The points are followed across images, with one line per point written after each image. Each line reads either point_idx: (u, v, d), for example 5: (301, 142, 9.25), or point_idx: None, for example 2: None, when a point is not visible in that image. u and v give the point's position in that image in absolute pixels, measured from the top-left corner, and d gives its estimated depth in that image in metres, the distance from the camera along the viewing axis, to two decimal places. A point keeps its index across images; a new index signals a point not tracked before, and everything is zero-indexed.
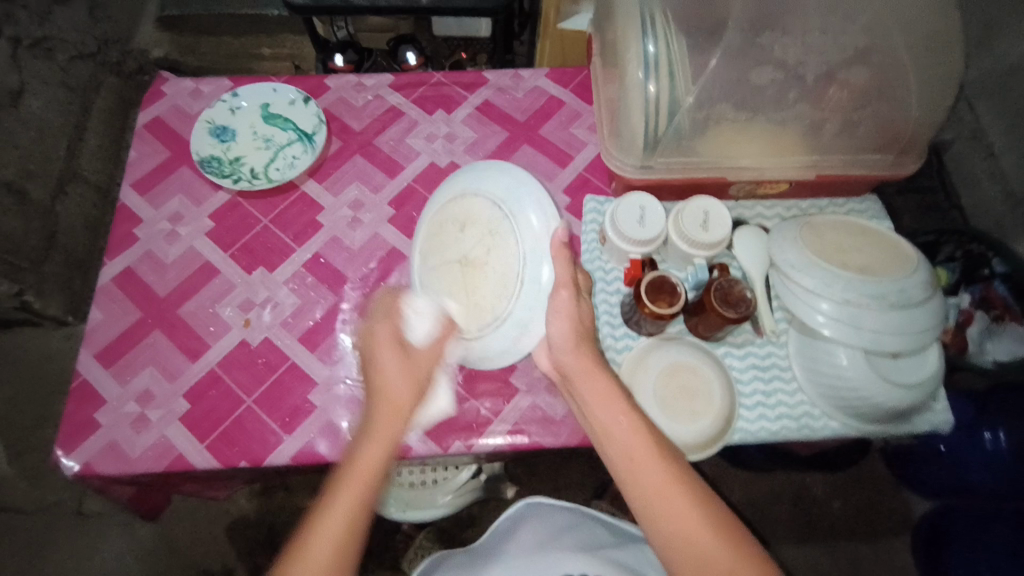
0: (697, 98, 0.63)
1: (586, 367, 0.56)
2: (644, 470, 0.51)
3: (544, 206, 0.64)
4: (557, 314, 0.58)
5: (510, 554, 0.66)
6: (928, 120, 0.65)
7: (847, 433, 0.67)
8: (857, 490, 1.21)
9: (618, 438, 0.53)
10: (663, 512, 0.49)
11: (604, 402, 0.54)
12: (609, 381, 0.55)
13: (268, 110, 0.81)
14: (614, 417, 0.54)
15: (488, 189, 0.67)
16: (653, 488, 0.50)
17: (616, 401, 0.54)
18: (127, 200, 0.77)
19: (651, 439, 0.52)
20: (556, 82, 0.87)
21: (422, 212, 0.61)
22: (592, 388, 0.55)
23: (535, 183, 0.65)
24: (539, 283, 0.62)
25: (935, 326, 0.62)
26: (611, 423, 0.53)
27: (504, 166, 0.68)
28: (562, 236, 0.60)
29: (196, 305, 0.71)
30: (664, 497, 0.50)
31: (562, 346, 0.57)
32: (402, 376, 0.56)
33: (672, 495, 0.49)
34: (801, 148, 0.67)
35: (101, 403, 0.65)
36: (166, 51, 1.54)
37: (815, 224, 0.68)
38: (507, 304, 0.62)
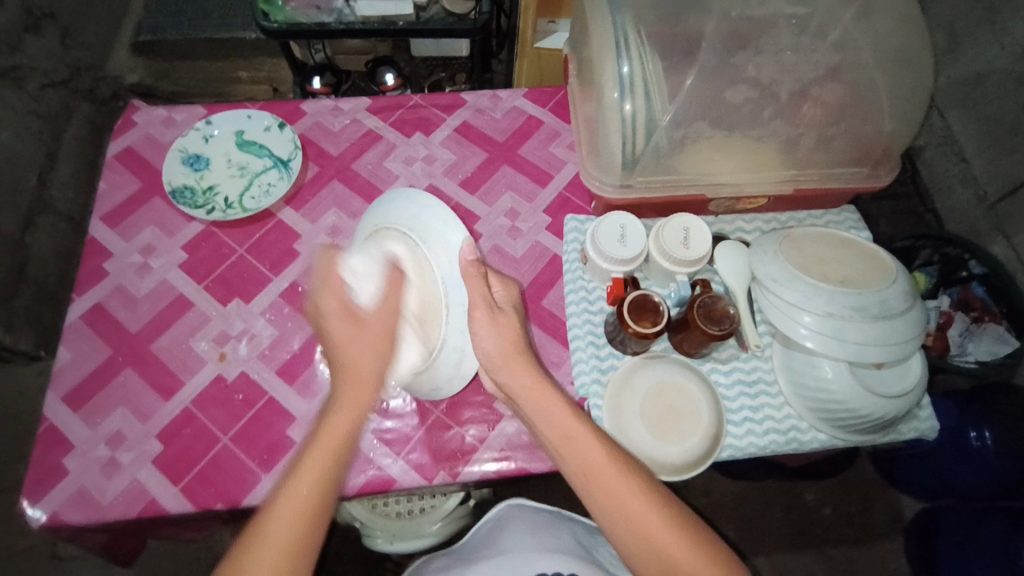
0: (673, 117, 0.63)
1: (529, 387, 0.55)
2: (606, 485, 0.50)
3: (449, 224, 0.61)
4: (479, 337, 0.57)
5: (488, 554, 0.65)
6: (901, 133, 0.66)
7: (834, 444, 0.67)
8: (848, 495, 1.20)
9: (575, 455, 0.52)
10: (629, 525, 0.49)
11: (556, 420, 0.54)
12: (555, 397, 0.55)
13: (242, 137, 0.79)
14: (569, 435, 0.53)
15: (392, 219, 0.64)
16: (614, 501, 0.50)
17: (569, 417, 0.54)
18: (96, 233, 0.75)
19: (610, 453, 0.52)
20: (535, 101, 0.87)
21: (350, 259, 0.60)
22: (541, 406, 0.54)
23: (439, 203, 0.62)
24: (461, 304, 0.60)
25: (917, 336, 0.62)
26: (564, 442, 0.53)
27: (410, 192, 0.64)
28: (470, 256, 0.58)
29: (169, 340, 0.69)
30: (625, 510, 0.49)
31: (494, 363, 0.56)
32: (342, 408, 0.53)
33: (631, 499, 0.49)
34: (779, 163, 0.68)
35: (70, 447, 0.63)
36: (140, 77, 1.51)
37: (794, 236, 0.68)
38: (438, 332, 0.60)
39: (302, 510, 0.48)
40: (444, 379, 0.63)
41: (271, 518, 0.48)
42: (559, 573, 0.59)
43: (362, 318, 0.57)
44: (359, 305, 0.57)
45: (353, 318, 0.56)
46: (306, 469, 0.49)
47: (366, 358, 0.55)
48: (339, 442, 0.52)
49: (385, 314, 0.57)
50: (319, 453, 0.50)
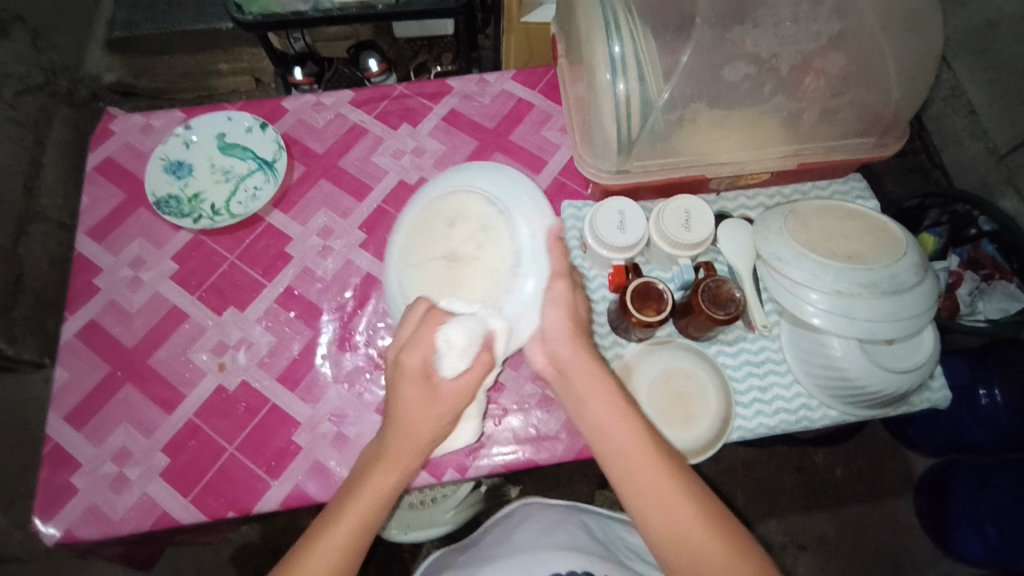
0: (670, 97, 0.60)
1: (581, 359, 0.55)
2: (643, 469, 0.49)
3: (538, 202, 0.65)
4: (553, 301, 0.58)
5: (503, 554, 0.64)
6: (908, 100, 0.63)
7: (845, 420, 0.66)
8: (858, 456, 1.20)
9: (614, 437, 0.50)
10: (666, 516, 0.47)
11: (597, 398, 0.53)
12: (604, 377, 0.54)
13: (225, 140, 0.77)
14: (612, 415, 0.51)
15: (477, 184, 0.66)
16: (655, 489, 0.48)
17: (612, 398, 0.52)
18: (84, 248, 0.74)
19: (651, 438, 0.50)
20: (523, 83, 0.83)
21: (447, 326, 0.54)
22: (589, 385, 0.53)
23: (530, 183, 0.66)
24: (525, 294, 0.59)
25: (928, 308, 0.60)
26: (607, 424, 0.51)
27: (495, 166, 0.68)
28: (557, 232, 0.63)
29: (168, 352, 0.68)
30: (665, 499, 0.47)
31: (557, 334, 0.56)
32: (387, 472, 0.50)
33: (667, 490, 0.48)
34: (781, 138, 0.65)
35: (77, 466, 0.62)
36: (119, 75, 1.47)
37: (800, 211, 0.66)
38: (499, 299, 0.59)
39: (336, 564, 0.46)
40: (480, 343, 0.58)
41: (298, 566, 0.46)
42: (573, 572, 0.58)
43: (438, 390, 0.52)
44: (439, 372, 0.52)
45: (430, 388, 0.52)
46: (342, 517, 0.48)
47: (423, 434, 0.51)
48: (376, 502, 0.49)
49: (462, 388, 0.52)
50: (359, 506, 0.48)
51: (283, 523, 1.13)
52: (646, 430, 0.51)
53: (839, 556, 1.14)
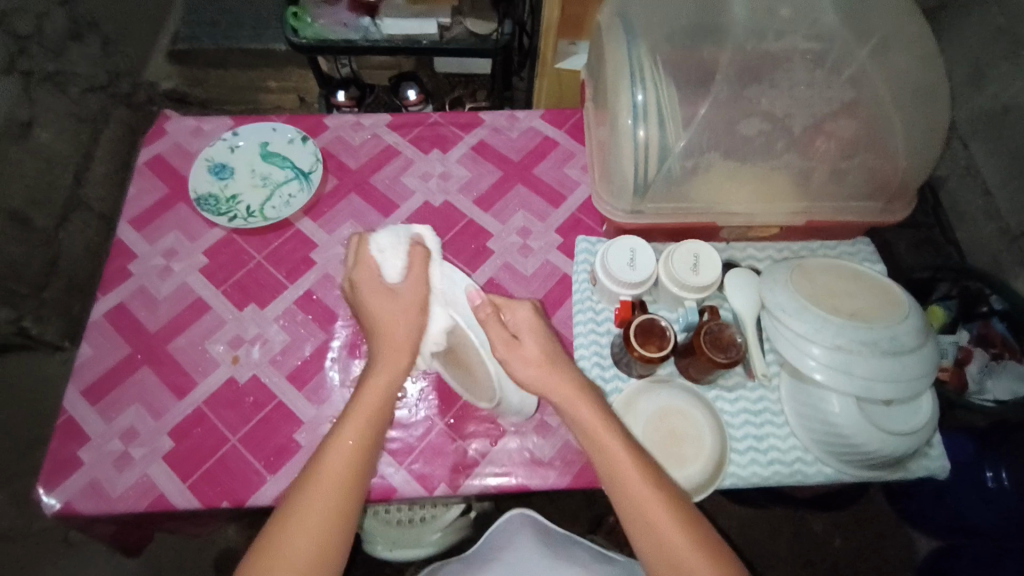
0: (686, 145, 0.64)
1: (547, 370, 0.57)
2: (652, 517, 0.50)
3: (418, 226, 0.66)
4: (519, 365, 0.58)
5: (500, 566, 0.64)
6: (916, 169, 0.66)
7: (840, 479, 0.66)
8: (859, 528, 1.17)
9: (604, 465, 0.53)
10: (654, 541, 0.50)
11: (607, 441, 0.53)
12: (609, 421, 0.55)
13: (267, 148, 0.82)
14: (601, 445, 0.53)
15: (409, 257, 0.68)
16: (645, 514, 0.50)
17: (604, 426, 0.54)
18: (123, 236, 0.78)
19: (643, 468, 0.52)
20: (551, 122, 0.88)
21: (376, 235, 0.64)
22: (574, 408, 0.55)
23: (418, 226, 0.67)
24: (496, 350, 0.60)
25: (928, 372, 0.61)
26: (605, 463, 0.53)
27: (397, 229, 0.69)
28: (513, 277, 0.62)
29: (187, 340, 0.71)
30: (656, 526, 0.50)
31: (533, 359, 0.57)
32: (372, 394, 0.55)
33: (676, 539, 0.49)
34: (792, 195, 0.68)
35: (85, 440, 0.65)
36: (175, 84, 1.57)
37: (806, 266, 0.68)
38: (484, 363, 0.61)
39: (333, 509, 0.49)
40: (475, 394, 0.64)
41: (297, 512, 0.49)
42: None
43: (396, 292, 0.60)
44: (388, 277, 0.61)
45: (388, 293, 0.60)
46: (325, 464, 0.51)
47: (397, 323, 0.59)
48: (368, 427, 0.54)
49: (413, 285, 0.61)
50: (352, 423, 0.53)
51: None
52: (640, 459, 0.53)
53: None
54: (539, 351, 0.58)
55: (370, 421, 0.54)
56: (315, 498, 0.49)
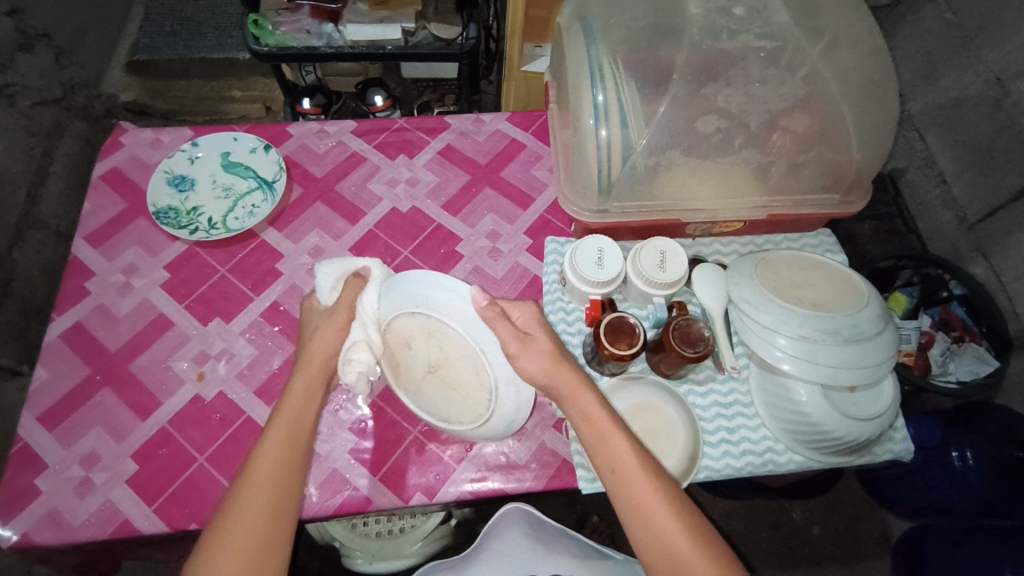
0: (648, 143, 0.65)
1: (552, 360, 0.58)
2: (656, 522, 0.50)
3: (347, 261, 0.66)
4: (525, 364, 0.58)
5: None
6: (870, 161, 0.68)
7: (810, 466, 0.67)
8: (834, 513, 1.20)
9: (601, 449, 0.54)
10: (657, 545, 0.50)
11: (615, 443, 0.54)
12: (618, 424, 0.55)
13: (229, 159, 0.81)
14: (598, 430, 0.55)
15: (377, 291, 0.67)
16: (637, 499, 0.51)
17: (601, 412, 0.56)
18: (79, 253, 0.76)
19: (637, 453, 0.53)
20: (517, 125, 0.88)
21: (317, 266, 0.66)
22: (572, 395, 0.57)
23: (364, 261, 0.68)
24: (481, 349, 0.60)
25: (888, 358, 0.63)
26: (608, 467, 0.53)
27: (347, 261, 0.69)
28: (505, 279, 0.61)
29: (149, 359, 0.69)
30: (647, 510, 0.51)
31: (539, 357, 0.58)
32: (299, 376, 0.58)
33: (680, 543, 0.49)
34: (752, 190, 0.69)
35: (43, 467, 0.62)
36: (135, 95, 1.53)
37: (769, 259, 0.70)
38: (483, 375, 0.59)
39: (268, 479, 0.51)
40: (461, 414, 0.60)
41: (251, 477, 0.51)
42: None
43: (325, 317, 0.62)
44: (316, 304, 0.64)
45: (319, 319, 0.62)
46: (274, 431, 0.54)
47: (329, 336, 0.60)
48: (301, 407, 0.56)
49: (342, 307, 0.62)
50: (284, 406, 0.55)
51: None
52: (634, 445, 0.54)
53: None
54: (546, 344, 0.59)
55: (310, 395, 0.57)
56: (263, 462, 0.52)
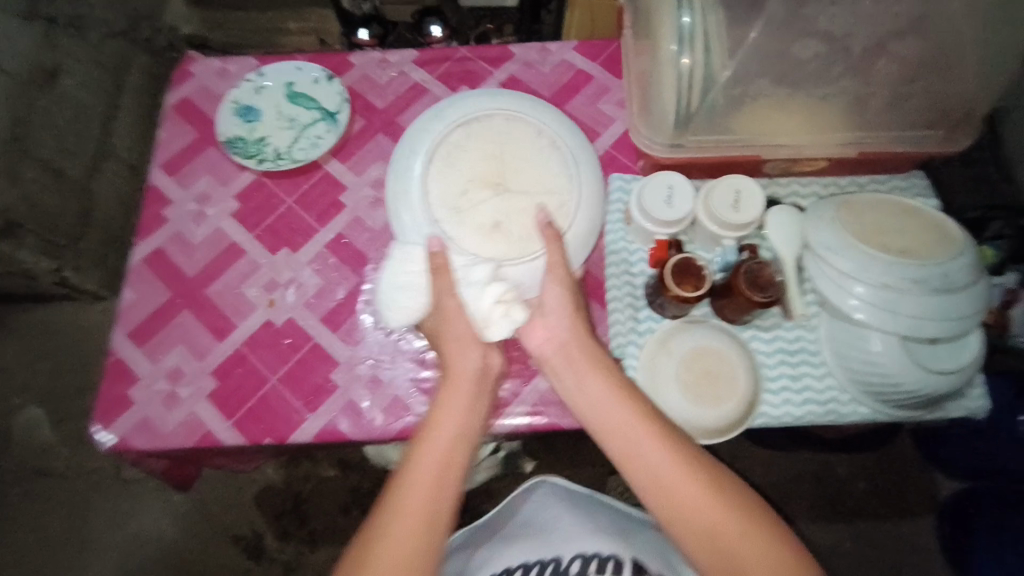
0: (733, 73, 0.60)
1: (576, 328, 0.57)
2: (641, 462, 0.48)
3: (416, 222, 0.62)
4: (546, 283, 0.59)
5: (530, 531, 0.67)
6: (987, 94, 0.61)
7: (875, 419, 0.65)
8: (883, 469, 1.17)
9: (621, 440, 0.50)
10: (652, 480, 0.48)
11: (589, 384, 0.53)
12: (588, 363, 0.55)
13: (293, 89, 0.80)
14: (611, 420, 0.51)
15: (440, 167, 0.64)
16: (674, 496, 0.47)
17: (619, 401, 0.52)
18: (157, 181, 0.78)
19: (646, 424, 0.50)
20: (586, 55, 0.83)
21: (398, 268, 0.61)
22: (587, 381, 0.54)
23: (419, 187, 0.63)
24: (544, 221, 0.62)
25: (977, 311, 0.58)
26: (595, 411, 0.52)
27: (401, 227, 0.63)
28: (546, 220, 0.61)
29: (223, 285, 0.72)
30: (688, 505, 0.46)
31: (553, 310, 0.58)
32: (462, 350, 0.56)
33: (671, 478, 0.47)
34: (845, 124, 0.64)
35: (134, 379, 0.68)
36: (195, 28, 1.51)
37: (853, 202, 0.65)
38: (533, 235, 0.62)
39: (443, 462, 0.49)
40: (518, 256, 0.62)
41: (416, 462, 0.48)
42: (599, 553, 0.59)
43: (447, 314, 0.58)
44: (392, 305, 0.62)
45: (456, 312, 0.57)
46: (446, 409, 0.52)
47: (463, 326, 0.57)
48: (469, 383, 0.54)
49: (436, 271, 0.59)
50: (450, 384, 0.54)
51: (307, 468, 1.19)
52: (663, 438, 0.49)
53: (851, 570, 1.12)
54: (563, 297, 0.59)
55: (477, 379, 0.55)
56: (434, 447, 0.49)
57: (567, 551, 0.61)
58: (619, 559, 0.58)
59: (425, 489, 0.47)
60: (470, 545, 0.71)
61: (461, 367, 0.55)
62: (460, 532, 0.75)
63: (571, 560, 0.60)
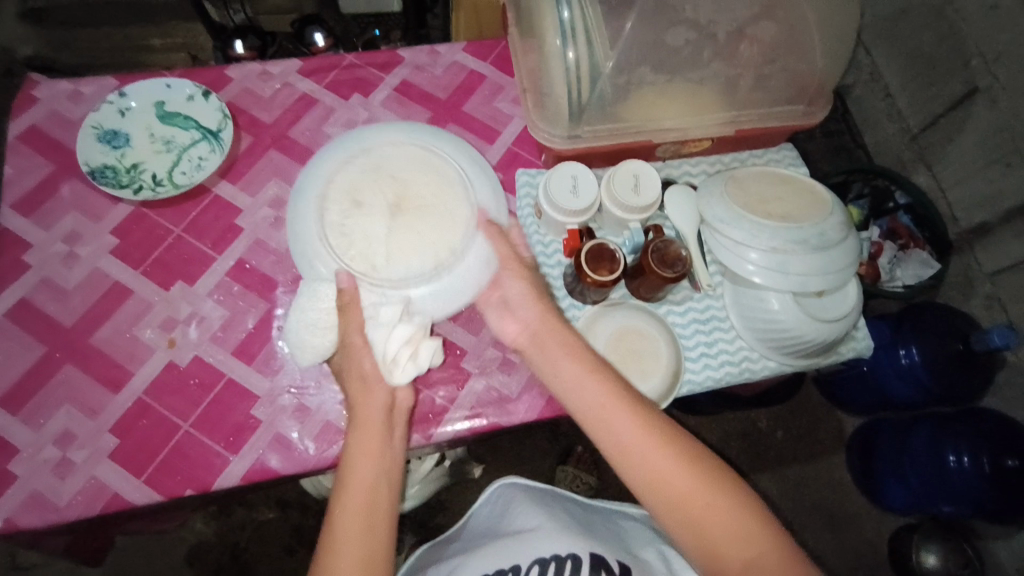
0: (616, 63, 0.63)
1: (544, 317, 0.60)
2: (613, 422, 0.50)
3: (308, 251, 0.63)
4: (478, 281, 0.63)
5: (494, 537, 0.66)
6: (831, 70, 0.69)
7: (783, 370, 0.71)
8: (797, 417, 1.29)
9: (597, 419, 0.51)
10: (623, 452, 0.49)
11: (558, 361, 0.56)
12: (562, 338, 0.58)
13: (165, 109, 0.74)
14: (589, 398, 0.53)
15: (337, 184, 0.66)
16: (644, 465, 0.48)
17: (595, 378, 0.53)
18: (10, 225, 0.69)
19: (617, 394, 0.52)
20: (475, 55, 0.84)
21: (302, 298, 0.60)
22: (560, 363, 0.56)
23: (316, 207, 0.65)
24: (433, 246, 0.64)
25: (852, 263, 0.66)
26: (566, 383, 0.55)
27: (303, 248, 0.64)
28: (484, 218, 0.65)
29: (111, 330, 0.65)
30: (657, 471, 0.47)
31: (525, 301, 0.61)
32: (372, 395, 0.55)
33: (642, 443, 0.49)
34: (721, 105, 0.69)
35: (15, 452, 0.59)
36: (36, 49, 1.34)
37: (738, 177, 0.71)
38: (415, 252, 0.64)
39: (365, 507, 0.48)
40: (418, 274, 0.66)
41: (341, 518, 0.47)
42: (557, 556, 0.58)
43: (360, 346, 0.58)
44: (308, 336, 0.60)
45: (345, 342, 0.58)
46: (365, 450, 0.51)
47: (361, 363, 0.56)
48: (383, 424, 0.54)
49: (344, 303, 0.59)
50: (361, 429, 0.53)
51: (241, 517, 1.11)
52: (630, 403, 0.51)
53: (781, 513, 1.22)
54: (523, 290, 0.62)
55: (384, 407, 0.54)
56: (357, 489, 0.49)
57: (527, 558, 0.60)
58: (577, 558, 0.58)
59: (355, 537, 0.46)
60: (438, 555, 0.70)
61: (371, 412, 0.54)
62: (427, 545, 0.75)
63: (530, 568, 0.59)
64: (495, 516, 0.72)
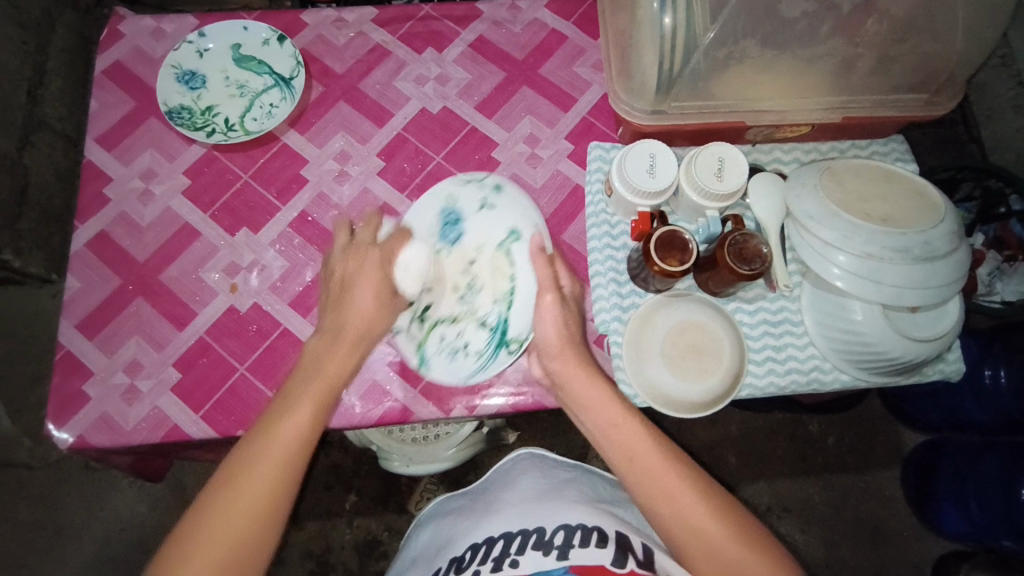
0: (717, 35, 0.57)
1: (571, 369, 0.56)
2: (643, 464, 0.51)
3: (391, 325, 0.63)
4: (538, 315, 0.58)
5: (507, 502, 0.66)
6: (971, 56, 0.60)
7: (857, 385, 0.66)
8: (850, 425, 1.22)
9: (638, 468, 0.51)
10: (662, 493, 0.50)
11: (594, 400, 0.54)
12: (597, 378, 0.55)
13: (240, 52, 0.73)
14: (628, 447, 0.52)
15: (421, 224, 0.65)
16: (683, 511, 0.49)
17: (631, 426, 0.53)
18: (93, 157, 0.71)
19: (656, 441, 0.52)
20: (557, 13, 0.78)
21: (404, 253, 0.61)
22: (587, 407, 0.55)
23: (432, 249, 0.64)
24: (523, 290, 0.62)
25: (958, 278, 0.58)
26: (605, 421, 0.53)
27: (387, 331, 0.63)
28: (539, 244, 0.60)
29: (179, 270, 0.67)
30: (693, 524, 0.48)
31: (543, 346, 0.57)
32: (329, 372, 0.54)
33: (675, 486, 0.49)
34: (829, 88, 0.62)
35: (89, 374, 0.63)
36: None
37: (836, 168, 0.63)
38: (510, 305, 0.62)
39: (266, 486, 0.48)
40: (499, 351, 0.62)
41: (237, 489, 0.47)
42: (582, 526, 0.57)
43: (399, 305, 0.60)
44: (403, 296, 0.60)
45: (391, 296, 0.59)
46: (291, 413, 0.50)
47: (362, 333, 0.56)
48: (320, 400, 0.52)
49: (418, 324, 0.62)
50: (305, 402, 0.51)
51: None
52: (664, 446, 0.52)
53: (819, 521, 1.17)
54: (552, 334, 0.57)
55: (325, 395, 0.52)
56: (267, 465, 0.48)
57: (550, 523, 0.59)
58: (602, 532, 0.56)
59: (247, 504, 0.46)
60: (451, 512, 0.72)
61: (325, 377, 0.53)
62: (440, 499, 0.76)
63: (553, 531, 0.58)
64: (504, 478, 0.72)
